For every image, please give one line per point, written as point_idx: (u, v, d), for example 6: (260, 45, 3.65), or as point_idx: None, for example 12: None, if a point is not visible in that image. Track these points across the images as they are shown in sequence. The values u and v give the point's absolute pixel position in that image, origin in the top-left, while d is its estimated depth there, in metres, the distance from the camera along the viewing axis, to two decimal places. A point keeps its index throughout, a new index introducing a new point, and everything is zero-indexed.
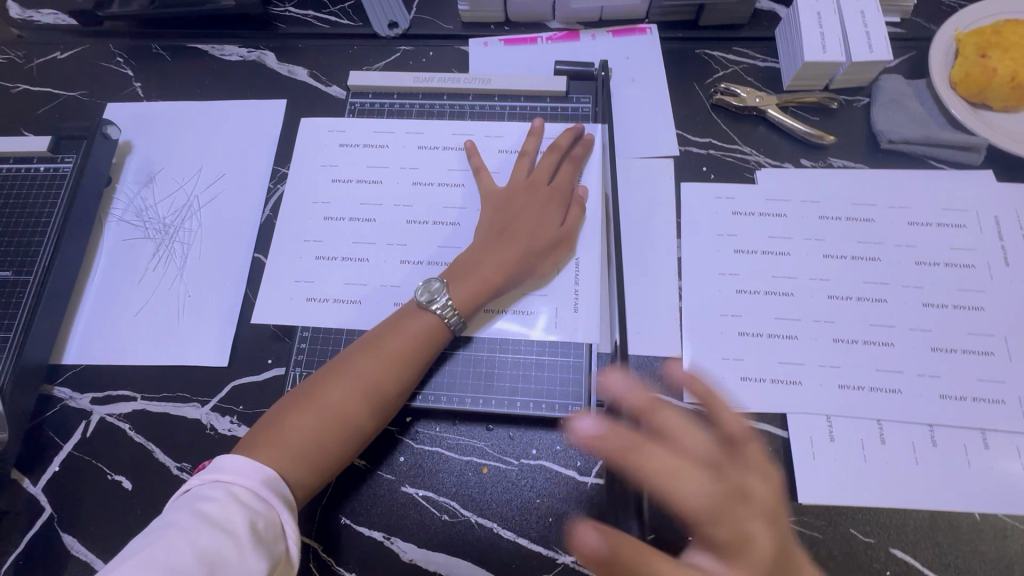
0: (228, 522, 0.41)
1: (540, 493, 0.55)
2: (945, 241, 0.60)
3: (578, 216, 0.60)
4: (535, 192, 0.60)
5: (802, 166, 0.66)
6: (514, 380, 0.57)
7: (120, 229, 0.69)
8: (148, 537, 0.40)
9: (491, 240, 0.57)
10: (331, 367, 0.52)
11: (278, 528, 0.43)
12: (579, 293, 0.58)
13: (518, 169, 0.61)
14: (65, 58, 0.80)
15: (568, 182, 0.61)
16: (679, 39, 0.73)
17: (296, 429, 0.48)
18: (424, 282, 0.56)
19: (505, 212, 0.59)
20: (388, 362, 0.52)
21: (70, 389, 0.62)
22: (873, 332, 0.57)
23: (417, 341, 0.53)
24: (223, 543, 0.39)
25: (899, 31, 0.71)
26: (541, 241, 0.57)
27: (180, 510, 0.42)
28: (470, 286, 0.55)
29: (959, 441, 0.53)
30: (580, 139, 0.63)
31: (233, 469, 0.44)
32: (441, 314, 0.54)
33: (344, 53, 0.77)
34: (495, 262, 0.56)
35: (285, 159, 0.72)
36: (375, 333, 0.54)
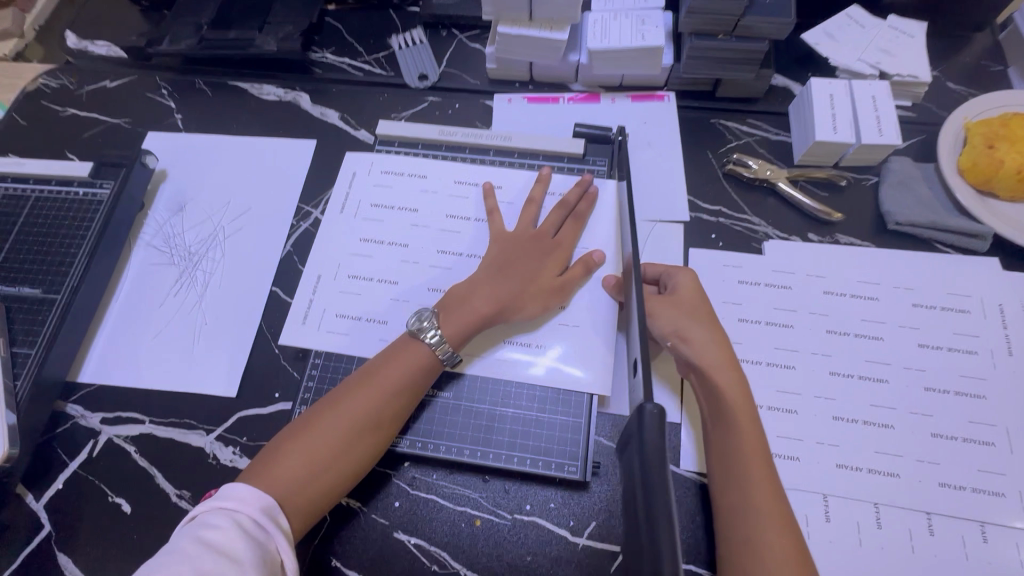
0: (232, 549, 0.42)
1: (530, 550, 0.55)
2: (948, 325, 0.61)
3: (581, 276, 0.60)
4: (541, 236, 0.62)
5: (809, 240, 0.67)
6: (511, 423, 0.59)
7: (147, 254, 0.72)
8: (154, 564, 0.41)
9: (492, 276, 0.59)
10: (327, 400, 0.53)
11: (277, 563, 0.44)
12: (585, 341, 0.59)
13: (525, 218, 0.64)
14: (114, 87, 0.85)
15: (573, 240, 0.63)
16: (695, 109, 0.76)
17: (290, 460, 0.49)
18: (416, 313, 0.58)
19: (507, 253, 0.61)
20: (382, 395, 0.53)
21: (82, 407, 0.64)
22: (874, 412, 0.57)
23: (418, 374, 0.54)
24: (228, 569, 0.40)
25: (910, 115, 0.74)
26: (545, 284, 0.59)
27: (183, 538, 0.43)
28: (459, 319, 0.56)
29: (958, 532, 0.53)
30: (587, 194, 0.65)
31: (237, 497, 0.46)
32: (433, 347, 0.55)
33: (374, 100, 0.81)
34: (489, 296, 0.57)
35: (310, 197, 0.75)
36: (370, 365, 0.55)
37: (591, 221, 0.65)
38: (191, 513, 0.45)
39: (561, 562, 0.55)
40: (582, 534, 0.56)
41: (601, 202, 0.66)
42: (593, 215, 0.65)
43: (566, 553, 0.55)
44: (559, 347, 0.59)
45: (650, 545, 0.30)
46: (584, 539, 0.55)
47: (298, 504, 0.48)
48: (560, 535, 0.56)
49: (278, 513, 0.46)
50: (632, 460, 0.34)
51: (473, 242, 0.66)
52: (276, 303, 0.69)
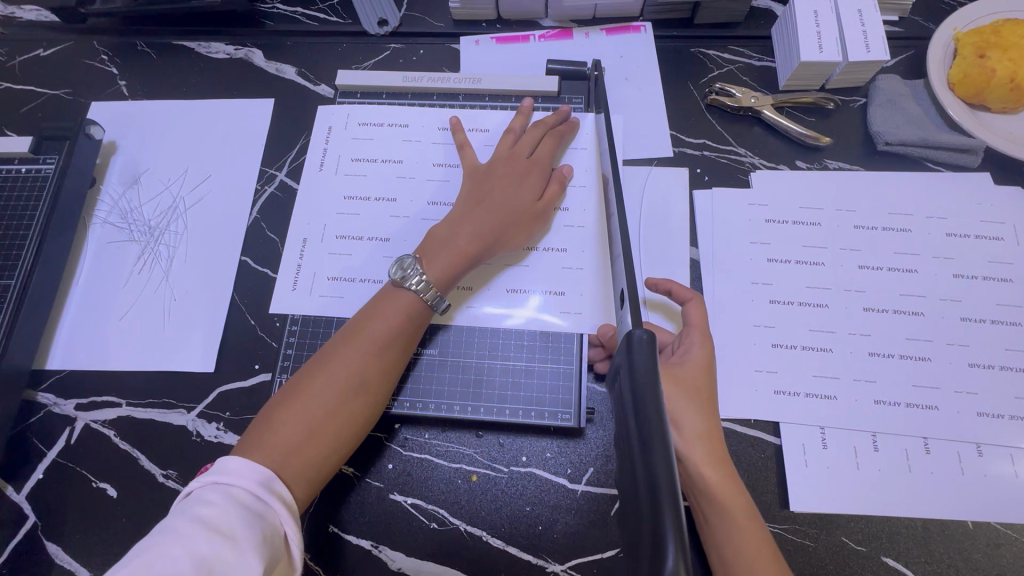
0: (227, 526, 0.39)
1: (529, 501, 0.55)
2: (941, 246, 0.59)
3: (558, 192, 0.59)
4: (515, 161, 0.59)
5: (797, 167, 0.65)
6: (502, 373, 0.57)
7: (105, 231, 0.68)
8: (142, 545, 0.39)
9: (469, 210, 0.56)
10: (318, 360, 0.51)
11: (279, 536, 0.42)
12: (576, 280, 0.58)
13: (501, 144, 0.61)
14: (49, 56, 0.78)
15: (549, 156, 0.60)
16: (674, 38, 0.72)
17: (284, 425, 0.47)
18: (397, 260, 0.55)
19: (484, 183, 0.58)
20: (372, 349, 0.51)
21: (55, 395, 0.62)
22: (868, 338, 0.57)
23: (401, 326, 0.52)
24: (224, 547, 0.38)
25: (897, 30, 0.70)
26: (528, 213, 0.57)
27: (177, 516, 0.40)
28: (444, 261, 0.54)
29: (953, 449, 0.53)
30: (566, 122, 0.63)
31: (232, 470, 0.44)
32: (418, 292, 0.53)
33: (333, 52, 0.75)
34: (471, 232, 0.55)
35: (273, 160, 0.71)
36: (356, 320, 0.53)
37: (568, 149, 0.63)
38: (183, 489, 0.43)
39: (561, 510, 0.54)
40: (581, 481, 0.55)
41: (581, 134, 0.64)
42: (570, 145, 0.63)
43: (566, 500, 0.54)
44: (537, 300, 0.57)
45: (650, 499, 0.29)
46: (582, 486, 0.55)
47: (297, 470, 0.46)
48: (559, 483, 0.55)
49: (277, 484, 0.44)
50: (628, 425, 0.33)
51: (453, 189, 0.63)
52: (247, 273, 0.65)
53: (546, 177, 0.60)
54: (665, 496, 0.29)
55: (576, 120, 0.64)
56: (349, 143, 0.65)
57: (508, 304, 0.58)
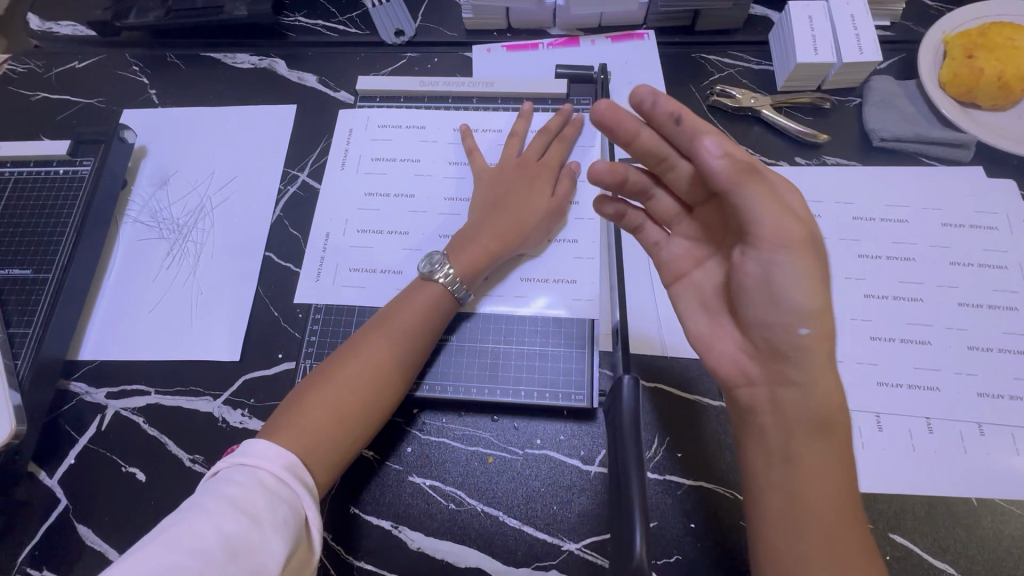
0: (252, 507, 0.41)
1: (544, 482, 0.56)
2: (937, 236, 0.62)
3: (569, 189, 0.63)
4: (527, 166, 0.63)
5: (796, 163, 0.67)
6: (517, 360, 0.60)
7: (136, 230, 0.71)
8: (170, 522, 0.41)
9: (488, 213, 0.60)
10: (346, 349, 0.54)
11: (301, 519, 0.44)
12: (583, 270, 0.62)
13: (508, 149, 0.65)
14: (83, 68, 0.83)
15: (557, 159, 0.64)
16: (676, 44, 0.76)
17: (311, 410, 0.49)
18: (427, 257, 0.58)
19: (499, 187, 0.62)
20: (396, 340, 0.54)
21: (86, 383, 0.64)
22: (870, 323, 0.59)
23: (424, 317, 0.55)
24: (251, 527, 0.40)
25: (889, 34, 0.73)
26: (543, 210, 0.61)
27: (205, 494, 0.42)
28: (470, 256, 0.58)
29: (956, 428, 0.54)
30: (570, 121, 0.67)
31: (258, 453, 0.46)
32: (446, 284, 0.56)
33: (352, 60, 0.79)
34: (492, 230, 0.59)
35: (295, 161, 0.74)
36: (384, 311, 0.56)
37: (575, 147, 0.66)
38: (212, 469, 0.45)
39: (575, 490, 0.56)
40: (594, 462, 0.57)
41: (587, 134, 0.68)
42: (578, 145, 0.67)
43: (579, 481, 0.56)
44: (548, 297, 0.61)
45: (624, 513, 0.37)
46: (595, 467, 0.57)
47: (323, 454, 0.48)
48: (573, 465, 0.57)
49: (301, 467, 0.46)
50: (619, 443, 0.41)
51: (467, 185, 0.66)
52: (271, 268, 0.68)
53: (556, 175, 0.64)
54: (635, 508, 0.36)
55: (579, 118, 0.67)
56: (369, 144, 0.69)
57: (522, 300, 0.61)
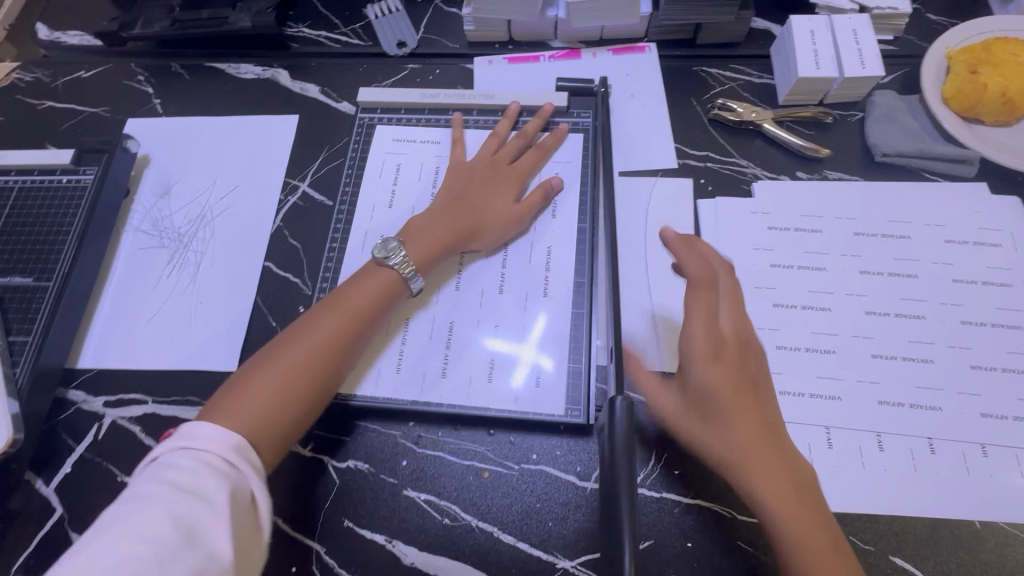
0: (200, 490, 0.41)
1: (540, 497, 0.56)
2: (939, 253, 0.61)
3: (539, 203, 0.64)
4: (496, 168, 0.65)
5: (798, 178, 0.67)
6: (520, 384, 0.59)
7: (137, 238, 0.72)
8: (122, 509, 0.40)
9: (448, 203, 0.63)
10: (292, 332, 0.54)
11: (250, 500, 0.44)
12: (580, 283, 0.62)
13: (485, 148, 0.67)
14: (89, 77, 0.84)
15: (529, 167, 0.66)
16: (678, 57, 0.76)
17: (262, 384, 0.50)
18: (382, 242, 0.60)
19: (464, 182, 0.65)
20: (353, 318, 0.55)
21: (84, 392, 0.64)
22: (871, 340, 0.58)
23: (382, 296, 0.57)
24: (202, 509, 0.40)
25: (892, 48, 0.73)
26: (505, 216, 0.63)
27: (147, 481, 0.42)
28: (424, 245, 0.60)
29: (958, 449, 0.53)
30: (555, 130, 0.69)
31: (201, 437, 0.45)
32: (397, 269, 0.58)
33: (354, 71, 0.80)
34: (449, 221, 0.62)
35: (296, 171, 0.74)
36: (338, 292, 0.57)
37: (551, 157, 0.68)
38: (151, 455, 0.45)
39: (570, 506, 0.55)
40: (590, 478, 0.56)
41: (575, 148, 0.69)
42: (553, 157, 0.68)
43: (574, 498, 0.56)
44: (544, 317, 0.61)
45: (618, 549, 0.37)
46: (591, 483, 0.56)
47: (264, 432, 0.49)
48: (568, 480, 0.56)
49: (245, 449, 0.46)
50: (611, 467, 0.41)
51: None
52: (270, 278, 0.68)
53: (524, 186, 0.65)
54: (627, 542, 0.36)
55: (561, 128, 0.69)
56: (382, 160, 0.70)
57: (515, 331, 0.61)
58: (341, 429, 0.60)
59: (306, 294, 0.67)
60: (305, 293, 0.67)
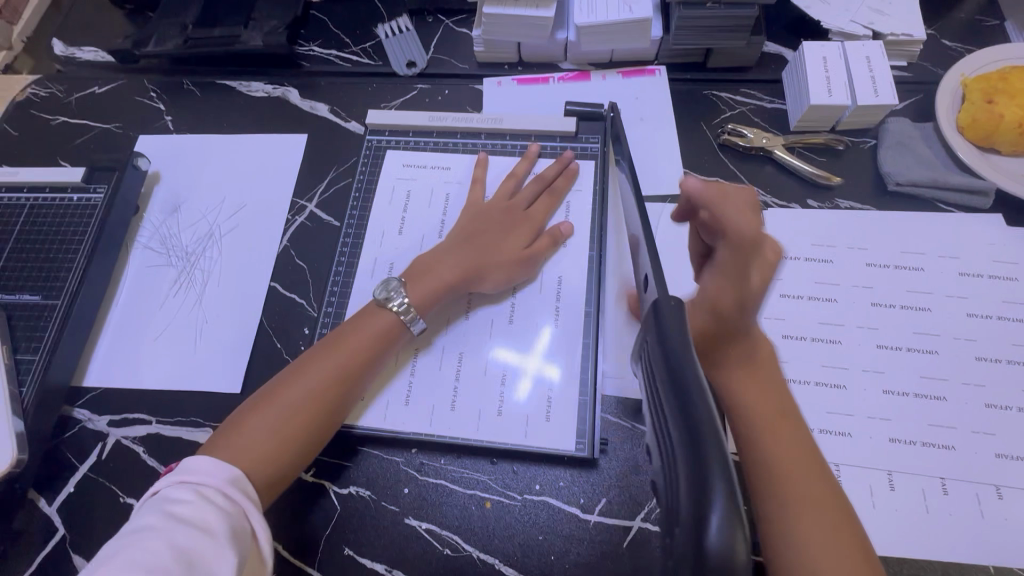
0: (201, 521, 0.42)
1: (543, 529, 0.55)
2: (953, 286, 0.60)
3: (547, 247, 0.63)
4: (511, 212, 0.65)
5: (809, 206, 0.66)
6: (524, 396, 0.59)
7: (145, 256, 0.72)
8: (119, 544, 0.41)
9: (459, 245, 0.62)
10: (289, 371, 0.54)
11: (248, 532, 0.44)
12: (584, 307, 0.62)
13: (502, 191, 0.66)
14: (102, 93, 0.85)
15: (544, 213, 0.65)
16: (688, 81, 0.75)
17: (257, 426, 0.50)
18: (383, 282, 0.59)
19: (476, 223, 0.64)
20: (350, 361, 0.54)
21: (89, 411, 0.64)
22: (882, 375, 0.57)
23: (382, 338, 0.56)
24: (203, 542, 0.41)
25: (906, 74, 0.72)
26: (511, 258, 0.62)
27: (149, 513, 0.43)
28: (429, 286, 0.59)
29: (972, 490, 0.52)
30: (567, 169, 0.68)
31: (201, 470, 0.46)
32: (399, 313, 0.57)
33: (363, 91, 0.80)
34: (456, 265, 0.60)
35: (304, 191, 0.74)
36: (335, 334, 0.57)
37: (564, 198, 0.67)
38: (152, 488, 0.45)
39: (573, 540, 0.54)
40: (594, 511, 0.55)
41: (582, 176, 0.68)
42: (569, 193, 0.68)
43: (578, 531, 0.55)
44: (550, 330, 0.61)
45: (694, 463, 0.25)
46: (595, 516, 0.55)
47: (261, 472, 0.49)
48: (572, 513, 0.55)
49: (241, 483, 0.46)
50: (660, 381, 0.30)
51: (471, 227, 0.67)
52: (275, 298, 0.68)
53: (538, 231, 0.64)
54: (711, 450, 0.24)
55: (575, 167, 0.68)
56: (392, 187, 0.70)
57: (521, 342, 0.61)
58: (342, 455, 0.59)
59: (311, 315, 0.67)
60: (310, 314, 0.67)
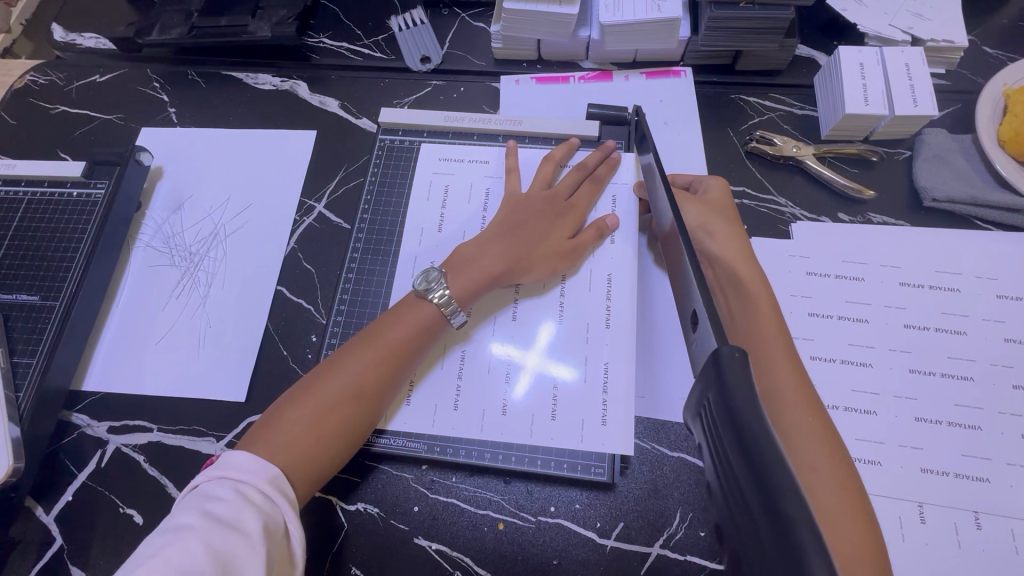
0: (239, 520, 0.40)
1: (557, 554, 0.53)
2: (990, 309, 0.57)
3: (593, 240, 0.59)
4: (553, 201, 0.61)
5: (839, 220, 0.63)
6: (521, 395, 0.55)
7: (147, 255, 0.69)
8: (156, 543, 0.39)
9: (501, 234, 0.58)
10: (326, 365, 0.51)
11: (281, 531, 0.42)
12: (611, 310, 0.57)
13: (542, 179, 0.62)
14: (104, 82, 0.81)
15: (586, 203, 0.61)
16: (714, 84, 0.72)
17: (293, 423, 0.47)
18: (422, 272, 0.56)
19: (517, 212, 0.60)
20: (388, 358, 0.51)
21: (88, 416, 0.62)
22: (914, 402, 0.55)
23: (422, 332, 0.53)
24: (239, 543, 0.39)
25: (944, 83, 0.69)
26: (555, 251, 0.58)
27: (186, 510, 0.41)
28: (470, 278, 0.55)
29: (1006, 526, 0.50)
30: (607, 160, 0.64)
31: (241, 467, 0.44)
32: (440, 305, 0.54)
33: (375, 87, 0.77)
34: (497, 255, 0.56)
35: (313, 191, 0.72)
36: (372, 328, 0.54)
37: (608, 187, 0.63)
38: (191, 484, 0.44)
39: (588, 566, 0.52)
40: (611, 535, 0.53)
41: (623, 170, 0.64)
42: (611, 183, 0.63)
43: (594, 556, 0.53)
44: (552, 326, 0.58)
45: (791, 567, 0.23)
46: (611, 541, 0.53)
47: (300, 470, 0.46)
48: (587, 537, 0.53)
49: (281, 481, 0.44)
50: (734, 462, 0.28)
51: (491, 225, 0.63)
52: (282, 303, 0.66)
53: (580, 223, 0.61)
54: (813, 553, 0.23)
55: (617, 157, 0.64)
56: (430, 180, 0.66)
57: (522, 335, 0.58)
58: (351, 470, 0.57)
59: (320, 322, 0.65)
60: (319, 321, 0.65)
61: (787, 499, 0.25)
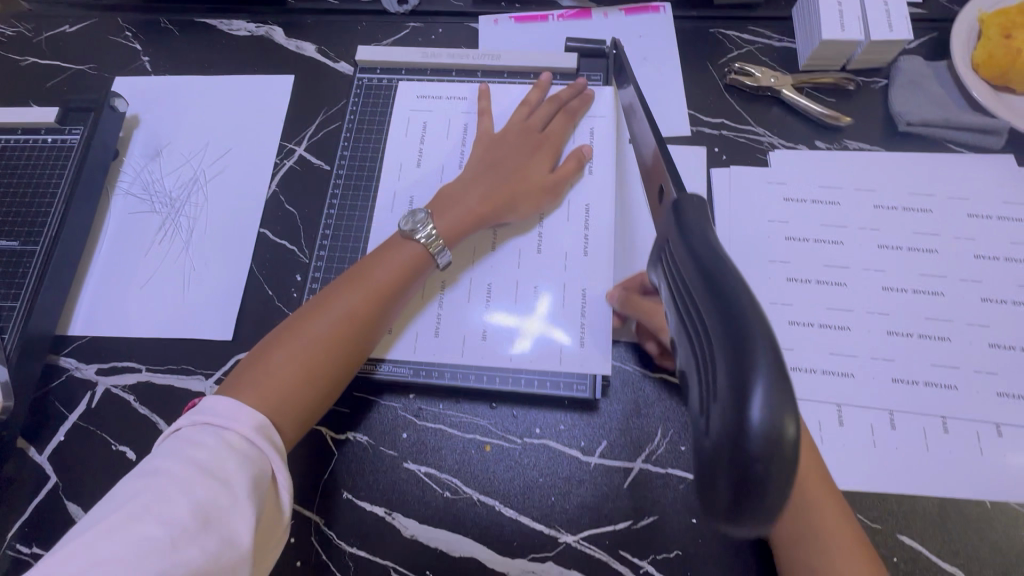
0: (223, 471, 0.38)
1: (543, 472, 0.55)
2: (961, 227, 0.59)
3: (574, 171, 0.61)
4: (529, 134, 0.62)
5: (816, 147, 0.64)
6: (525, 352, 0.57)
7: (127, 203, 0.69)
8: (134, 489, 0.37)
9: (481, 172, 0.59)
10: (315, 303, 0.51)
11: (269, 481, 0.41)
12: (588, 237, 0.60)
13: (517, 113, 0.63)
14: (74, 32, 0.80)
15: (562, 132, 0.62)
16: (693, 18, 0.72)
17: (282, 360, 0.47)
18: (408, 214, 0.56)
19: (495, 149, 0.61)
20: (377, 293, 0.52)
21: (76, 360, 0.63)
22: (886, 317, 0.56)
23: (410, 269, 0.54)
24: (221, 493, 0.37)
25: (921, 11, 0.69)
26: (536, 186, 0.59)
27: (167, 457, 0.39)
28: (456, 217, 0.57)
29: (971, 429, 0.52)
30: (581, 94, 0.64)
31: (226, 414, 0.42)
32: (425, 243, 0.55)
33: (352, 30, 0.76)
34: (481, 193, 0.58)
35: (292, 134, 0.71)
36: (360, 266, 0.54)
37: (584, 119, 0.64)
38: (172, 427, 0.42)
39: (573, 482, 0.54)
40: (594, 452, 0.55)
41: (597, 104, 0.65)
42: (586, 116, 0.64)
43: (579, 472, 0.54)
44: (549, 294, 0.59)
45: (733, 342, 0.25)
46: (596, 458, 0.55)
47: (291, 408, 0.46)
48: (572, 455, 0.55)
49: (269, 430, 0.43)
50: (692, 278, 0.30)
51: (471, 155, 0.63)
52: (265, 245, 0.66)
53: (558, 154, 0.62)
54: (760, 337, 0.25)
55: (590, 92, 0.65)
56: (407, 117, 0.66)
57: (520, 304, 0.59)
58: (340, 401, 0.58)
59: (304, 262, 0.65)
60: (303, 261, 0.65)
61: (741, 297, 0.26)
